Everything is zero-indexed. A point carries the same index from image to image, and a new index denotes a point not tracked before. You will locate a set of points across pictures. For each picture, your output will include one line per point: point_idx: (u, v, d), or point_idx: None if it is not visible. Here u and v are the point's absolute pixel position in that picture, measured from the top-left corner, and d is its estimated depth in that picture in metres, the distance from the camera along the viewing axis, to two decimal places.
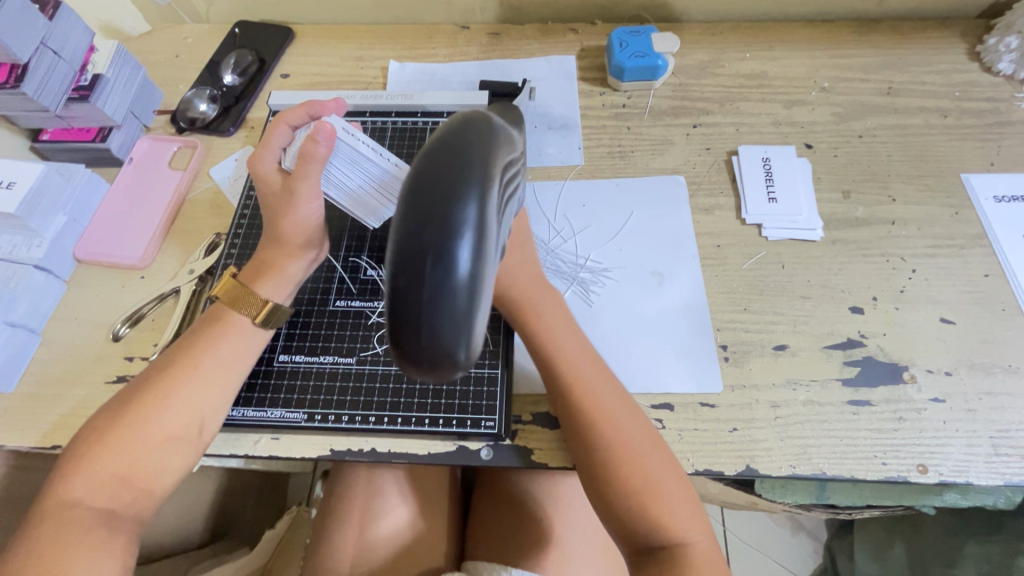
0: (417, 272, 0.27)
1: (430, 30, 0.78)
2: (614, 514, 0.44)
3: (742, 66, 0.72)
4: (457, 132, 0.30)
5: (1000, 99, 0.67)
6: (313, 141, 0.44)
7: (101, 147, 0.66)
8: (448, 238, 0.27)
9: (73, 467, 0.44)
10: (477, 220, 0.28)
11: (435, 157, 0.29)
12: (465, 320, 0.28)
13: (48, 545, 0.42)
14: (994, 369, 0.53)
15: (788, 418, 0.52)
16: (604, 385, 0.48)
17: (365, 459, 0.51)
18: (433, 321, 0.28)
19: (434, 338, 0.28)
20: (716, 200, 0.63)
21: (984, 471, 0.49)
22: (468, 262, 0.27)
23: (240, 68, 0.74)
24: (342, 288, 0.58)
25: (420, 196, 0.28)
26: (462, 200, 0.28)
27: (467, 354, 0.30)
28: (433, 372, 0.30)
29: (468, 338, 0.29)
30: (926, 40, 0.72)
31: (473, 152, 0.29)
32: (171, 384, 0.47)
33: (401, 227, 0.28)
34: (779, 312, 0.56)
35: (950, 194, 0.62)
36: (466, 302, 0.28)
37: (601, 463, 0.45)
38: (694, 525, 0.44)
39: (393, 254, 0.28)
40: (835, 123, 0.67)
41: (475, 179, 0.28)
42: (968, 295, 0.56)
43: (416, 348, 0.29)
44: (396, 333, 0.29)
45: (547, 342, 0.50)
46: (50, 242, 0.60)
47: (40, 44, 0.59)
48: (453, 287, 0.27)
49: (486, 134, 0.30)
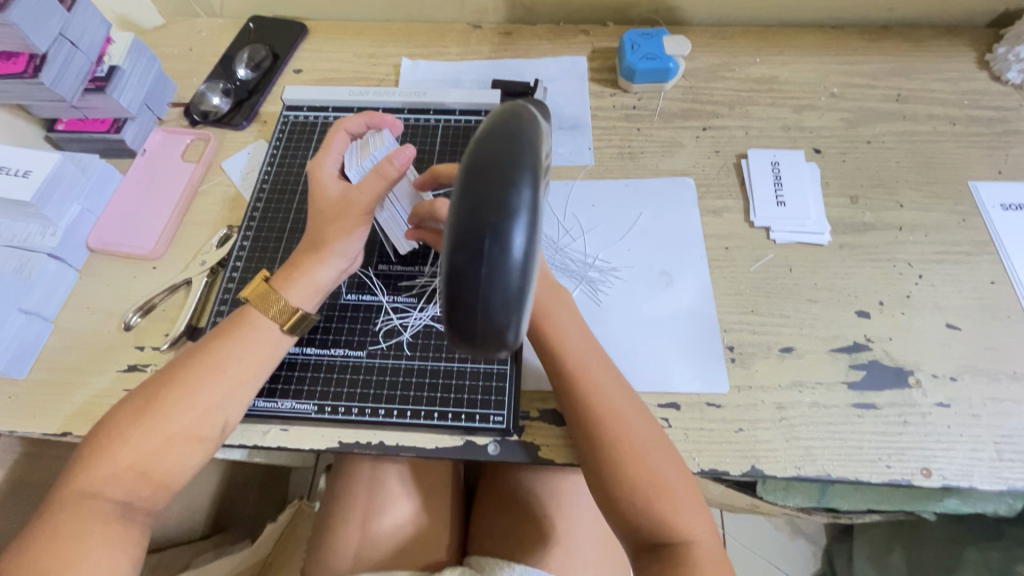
0: (475, 251, 0.29)
1: (442, 28, 0.78)
2: (617, 508, 0.45)
3: (752, 70, 0.72)
4: (505, 123, 0.32)
5: (1008, 108, 0.68)
6: (390, 162, 0.48)
7: (116, 138, 0.67)
8: (504, 220, 0.29)
9: (91, 459, 0.45)
10: (530, 205, 0.29)
11: (490, 145, 0.30)
12: (516, 300, 0.30)
13: (65, 535, 0.42)
14: (998, 375, 0.53)
15: (793, 419, 0.52)
16: (612, 383, 0.48)
17: (373, 452, 0.52)
18: (488, 301, 0.29)
19: (487, 317, 0.30)
20: (724, 203, 0.63)
21: (987, 476, 0.49)
22: (522, 244, 0.29)
23: (254, 63, 0.74)
24: (355, 282, 0.58)
25: (476, 179, 0.29)
26: (517, 185, 0.29)
27: (515, 333, 0.31)
28: (481, 349, 0.32)
29: (518, 318, 0.31)
30: (935, 48, 0.72)
31: (524, 141, 0.31)
32: (195, 383, 0.47)
33: (459, 209, 0.29)
34: (786, 315, 0.57)
35: (957, 201, 0.62)
36: (519, 281, 0.29)
37: (606, 459, 0.46)
38: (698, 523, 0.44)
39: (449, 234, 0.30)
40: (844, 128, 0.68)
41: (528, 165, 0.30)
42: (975, 301, 0.57)
43: (469, 326, 0.30)
44: (450, 311, 0.31)
45: (556, 341, 0.49)
46: (64, 231, 0.60)
47: (59, 34, 0.59)
48: (508, 268, 0.29)
49: (532, 126, 0.32)
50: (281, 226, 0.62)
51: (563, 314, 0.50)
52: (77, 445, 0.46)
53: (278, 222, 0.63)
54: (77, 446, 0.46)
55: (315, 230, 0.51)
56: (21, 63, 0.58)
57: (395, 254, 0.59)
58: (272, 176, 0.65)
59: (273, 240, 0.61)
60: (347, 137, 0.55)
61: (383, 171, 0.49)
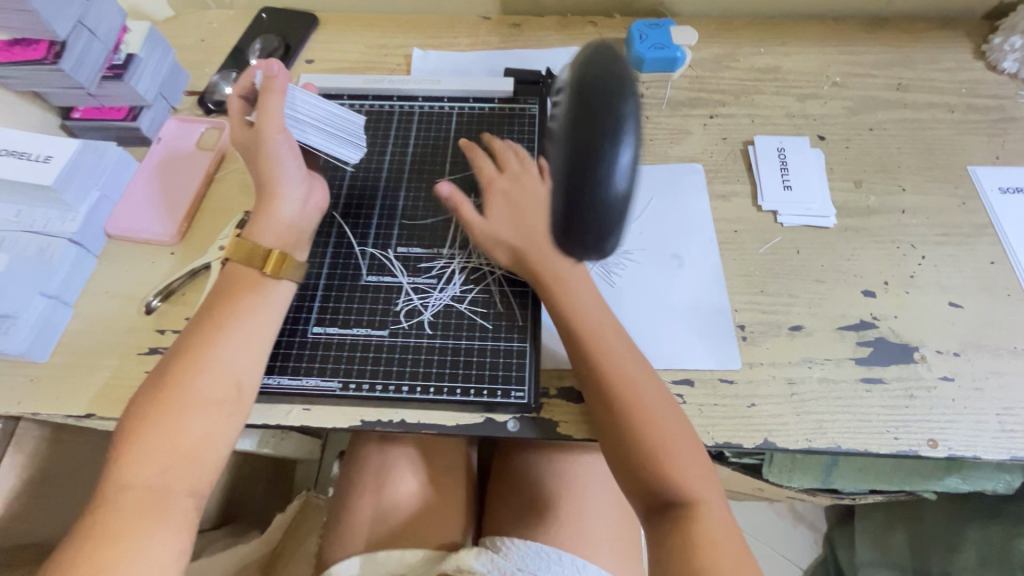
0: (596, 161, 0.43)
1: (452, 20, 0.80)
2: (631, 472, 0.46)
3: (757, 60, 0.74)
4: (606, 76, 0.46)
5: (1004, 96, 0.70)
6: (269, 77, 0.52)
7: (131, 126, 0.67)
8: (616, 141, 0.43)
9: (123, 446, 0.46)
10: (632, 135, 0.44)
11: (597, 95, 0.45)
12: (626, 198, 0.44)
13: (113, 520, 0.43)
14: (1000, 351, 0.55)
15: (804, 394, 0.54)
16: (624, 351, 0.50)
17: (395, 430, 0.53)
18: (609, 198, 0.43)
19: (607, 210, 0.44)
20: (732, 188, 0.65)
21: (991, 446, 0.51)
22: (627, 160, 0.44)
23: (266, 53, 0.76)
24: (374, 265, 0.59)
25: (592, 117, 0.44)
26: (623, 120, 0.44)
27: (623, 225, 0.45)
28: (596, 237, 0.45)
29: (626, 212, 0.45)
30: (933, 38, 0.74)
31: (624, 90, 0.45)
32: (206, 350, 0.49)
33: (581, 139, 0.44)
34: (795, 295, 0.59)
35: (957, 185, 0.64)
36: (626, 187, 0.44)
37: (619, 426, 0.47)
38: (706, 485, 0.45)
39: (569, 165, 0.44)
40: (847, 116, 0.69)
41: (629, 108, 0.44)
42: (975, 280, 0.59)
43: (594, 217, 0.44)
44: (573, 214, 0.45)
45: (572, 309, 0.51)
46: (84, 216, 0.61)
47: (78, 22, 0.60)
48: (617, 178, 0.43)
49: (626, 79, 0.47)
50: None
51: (577, 282, 0.52)
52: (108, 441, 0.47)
53: None
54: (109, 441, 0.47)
55: (260, 175, 0.55)
56: (41, 49, 0.58)
57: (413, 238, 0.60)
58: None
59: None
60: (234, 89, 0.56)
61: (271, 87, 0.53)
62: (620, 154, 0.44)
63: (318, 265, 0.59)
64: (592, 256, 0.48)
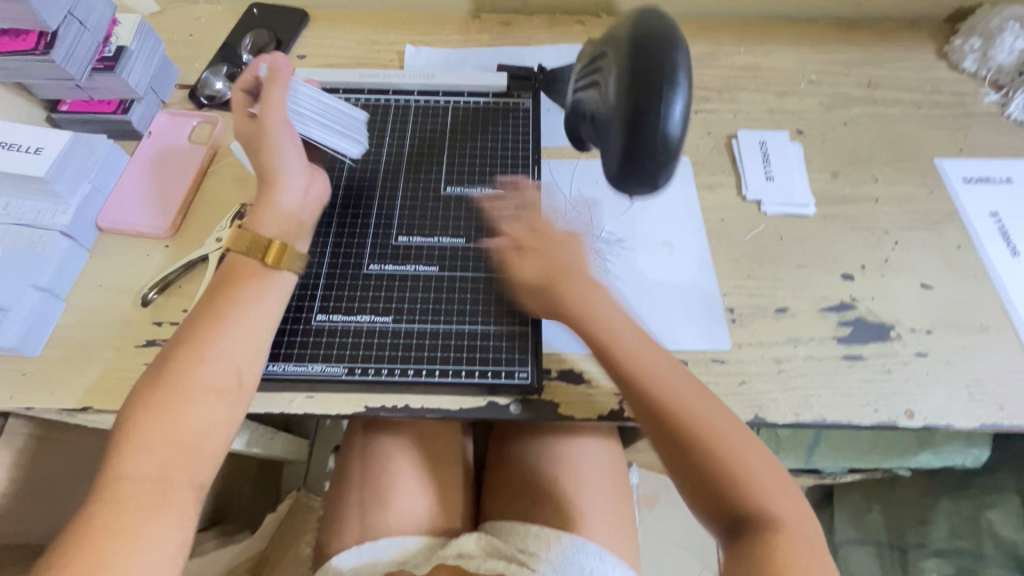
0: (650, 111, 0.44)
1: (443, 17, 0.81)
2: (708, 497, 0.46)
3: (738, 59, 0.77)
4: (655, 22, 0.45)
5: (965, 94, 0.75)
6: (274, 69, 0.56)
7: (122, 119, 0.67)
8: (671, 92, 0.44)
9: (122, 437, 0.46)
10: (686, 82, 0.44)
11: (648, 40, 0.44)
12: (678, 144, 0.46)
13: (110, 514, 0.43)
14: (967, 327, 0.59)
15: (790, 370, 0.56)
16: (671, 373, 0.50)
17: (400, 414, 0.53)
18: (660, 145, 0.45)
19: (657, 155, 0.46)
20: (718, 178, 0.68)
21: (963, 415, 0.54)
22: (681, 109, 0.44)
23: (257, 48, 0.76)
24: (376, 252, 0.60)
25: (645, 66, 0.44)
26: (676, 68, 0.44)
27: (671, 169, 0.47)
28: (646, 178, 0.48)
29: (675, 158, 0.47)
30: (899, 39, 0.79)
31: (674, 36, 0.45)
32: (206, 340, 0.49)
33: (632, 88, 0.44)
34: (779, 278, 0.62)
35: (925, 175, 0.68)
36: (679, 134, 0.45)
37: (688, 453, 0.47)
38: (783, 508, 0.45)
39: (628, 109, 0.45)
40: (823, 112, 0.73)
41: (681, 54, 0.44)
42: (943, 263, 0.63)
43: (646, 163, 0.46)
44: (628, 158, 0.47)
45: (605, 332, 0.51)
46: (76, 208, 0.60)
47: (68, 13, 0.59)
48: (670, 124, 0.44)
49: (670, 22, 0.46)
50: None
51: (598, 300, 0.53)
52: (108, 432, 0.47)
53: None
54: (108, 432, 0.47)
55: (262, 163, 0.55)
56: (31, 40, 0.58)
57: (413, 227, 0.61)
58: None
59: None
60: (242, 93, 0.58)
61: (274, 80, 0.56)
62: (674, 103, 0.44)
63: (319, 256, 0.59)
64: (644, 189, 0.49)
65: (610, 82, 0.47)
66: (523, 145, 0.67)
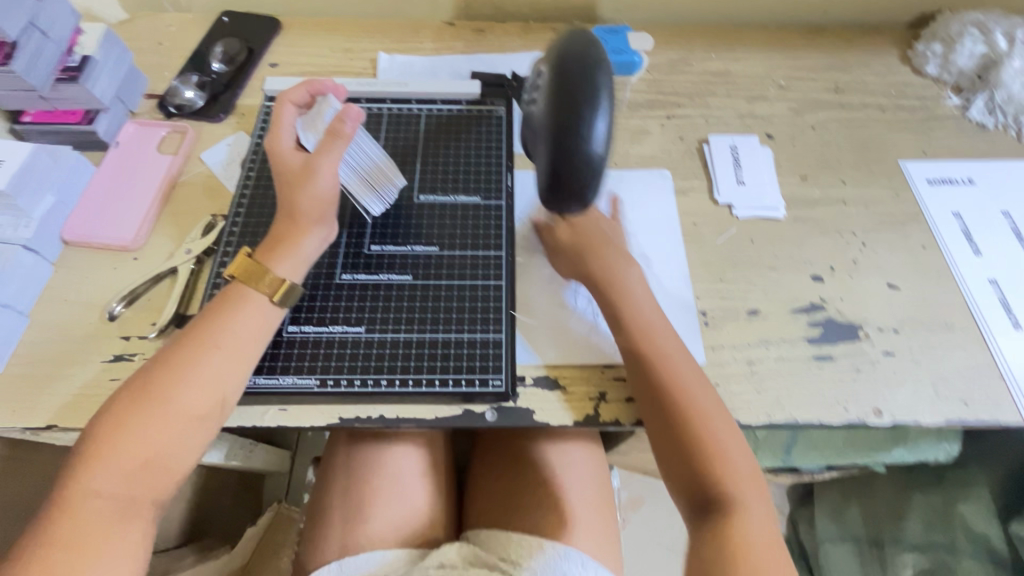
0: (571, 127, 0.44)
1: (417, 24, 0.81)
2: (681, 464, 0.49)
3: (709, 65, 0.78)
4: (582, 45, 0.46)
5: (928, 97, 0.77)
6: (341, 121, 0.52)
7: (88, 130, 0.65)
8: (592, 111, 0.44)
9: (91, 456, 0.44)
10: (608, 105, 0.45)
11: (572, 61, 0.45)
12: (599, 163, 0.46)
13: (73, 533, 0.42)
14: (932, 325, 0.60)
15: (762, 372, 0.57)
16: (674, 344, 0.53)
17: (374, 425, 0.53)
18: (581, 163, 0.45)
19: (578, 173, 0.46)
20: (690, 183, 0.69)
21: (929, 412, 0.56)
22: (604, 129, 0.45)
23: (228, 57, 0.75)
24: (348, 262, 0.59)
25: (568, 83, 0.45)
26: (598, 90, 0.45)
27: (595, 190, 0.48)
28: (569, 198, 0.48)
29: (598, 180, 0.47)
30: (864, 45, 0.81)
31: (599, 61, 0.46)
32: (191, 363, 0.48)
33: (555, 103, 0.45)
34: (751, 281, 0.62)
35: (890, 177, 0.70)
36: (601, 153, 0.46)
37: (674, 420, 0.50)
38: (746, 486, 0.48)
39: (551, 123, 0.45)
40: (792, 116, 0.75)
41: (603, 78, 0.45)
42: (909, 263, 0.64)
43: (567, 181, 0.46)
44: (553, 175, 0.47)
45: (618, 295, 0.54)
46: (39, 222, 0.59)
47: (28, 22, 0.58)
48: (593, 141, 0.44)
49: (597, 47, 0.47)
50: (269, 211, 0.62)
51: (629, 274, 0.56)
52: (74, 446, 0.45)
53: (267, 208, 0.62)
54: (75, 446, 0.45)
55: (293, 203, 0.53)
56: None
57: (388, 236, 0.61)
58: (258, 163, 0.66)
59: (266, 221, 0.61)
60: (294, 109, 0.57)
61: (338, 132, 0.53)
62: (596, 122, 0.45)
63: None
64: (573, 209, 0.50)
65: (539, 102, 0.48)
66: (497, 152, 0.67)
